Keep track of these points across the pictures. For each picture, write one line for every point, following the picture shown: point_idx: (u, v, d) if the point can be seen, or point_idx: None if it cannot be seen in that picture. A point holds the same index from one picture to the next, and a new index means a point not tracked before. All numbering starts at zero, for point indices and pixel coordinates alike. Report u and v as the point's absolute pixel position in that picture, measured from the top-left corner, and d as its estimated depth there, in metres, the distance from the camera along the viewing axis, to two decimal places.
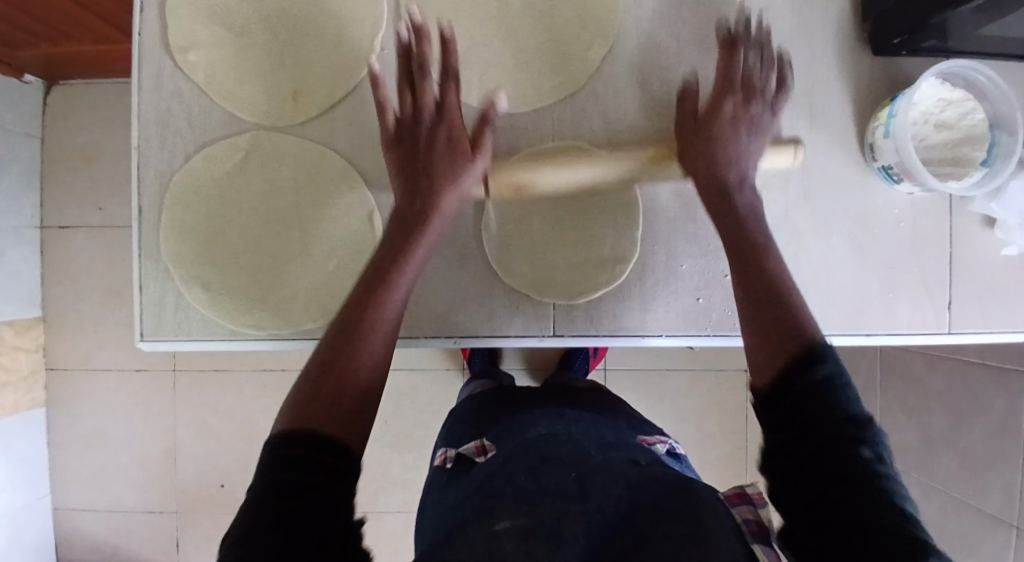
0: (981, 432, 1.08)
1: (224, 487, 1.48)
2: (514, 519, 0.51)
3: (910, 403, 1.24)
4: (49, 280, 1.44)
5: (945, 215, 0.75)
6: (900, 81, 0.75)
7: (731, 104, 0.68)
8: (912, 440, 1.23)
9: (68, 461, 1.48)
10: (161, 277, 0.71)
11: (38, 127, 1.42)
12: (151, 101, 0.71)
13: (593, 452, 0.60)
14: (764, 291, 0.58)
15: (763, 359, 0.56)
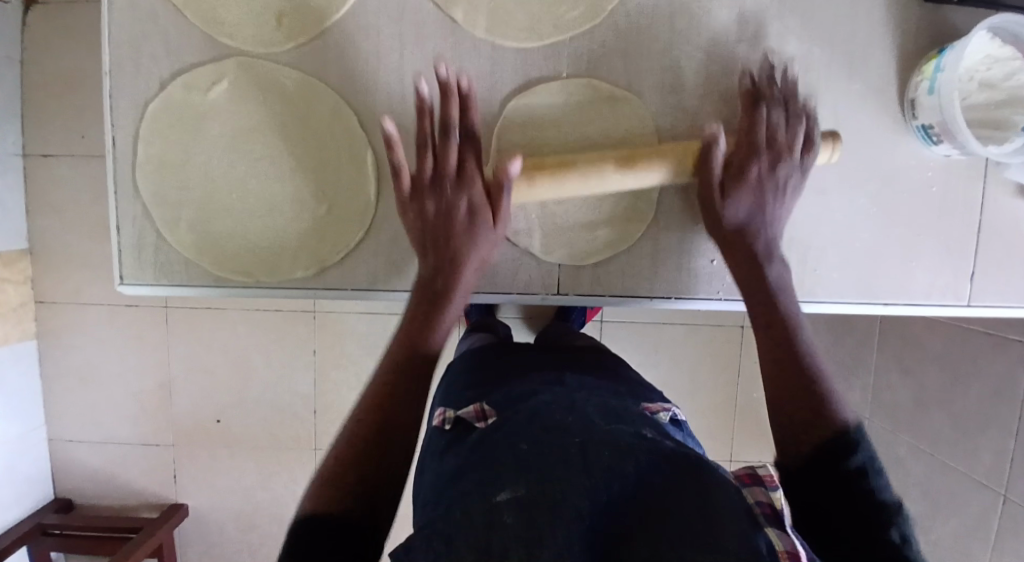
0: (976, 398, 1.07)
1: (219, 424, 1.48)
2: (515, 490, 0.50)
3: (906, 364, 1.22)
4: (33, 210, 1.39)
5: (978, 180, 0.70)
6: (949, 30, 0.68)
7: (758, 170, 0.63)
8: (904, 400, 1.22)
9: (62, 394, 1.47)
10: (140, 216, 0.66)
11: (16, 48, 1.32)
12: (122, 19, 0.64)
13: (597, 422, 0.59)
14: (795, 368, 0.58)
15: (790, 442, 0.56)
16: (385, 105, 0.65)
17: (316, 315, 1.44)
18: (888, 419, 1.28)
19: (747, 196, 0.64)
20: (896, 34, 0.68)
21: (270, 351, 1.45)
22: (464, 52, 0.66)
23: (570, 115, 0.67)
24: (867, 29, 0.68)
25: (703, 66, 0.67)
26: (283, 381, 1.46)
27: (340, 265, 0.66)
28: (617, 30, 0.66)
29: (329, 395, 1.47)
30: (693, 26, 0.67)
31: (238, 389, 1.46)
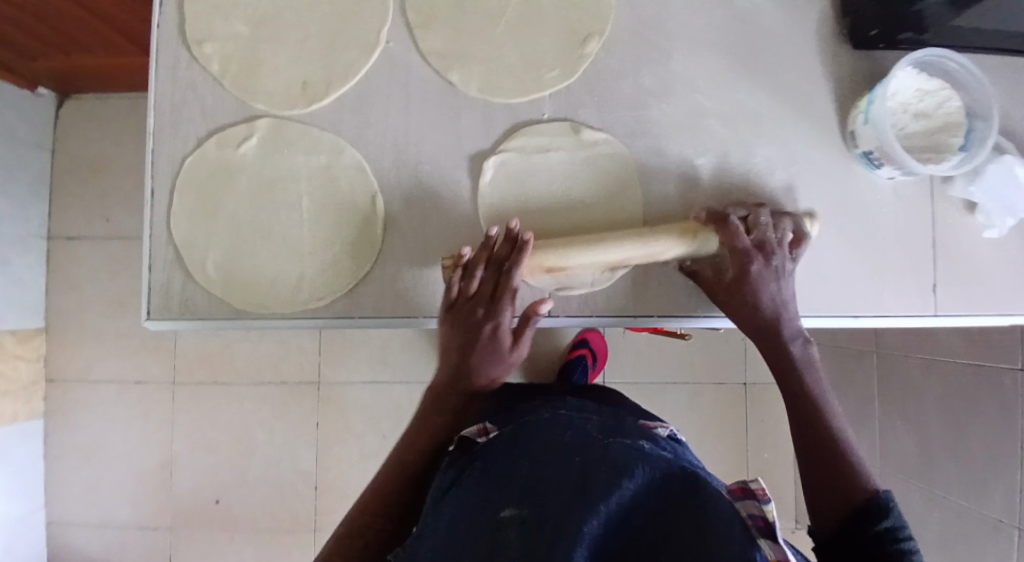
0: (977, 435, 1.06)
1: (219, 503, 1.47)
2: (519, 509, 0.53)
3: (907, 411, 1.23)
4: (53, 290, 1.46)
5: (926, 200, 0.78)
6: (880, 72, 0.78)
7: (759, 264, 0.68)
8: (908, 447, 1.22)
9: (65, 473, 1.47)
10: (170, 257, 0.73)
11: (50, 140, 1.46)
12: (166, 90, 0.74)
13: (595, 438, 0.62)
14: (823, 454, 0.62)
15: (816, 493, 0.61)
16: (393, 154, 0.75)
17: (320, 387, 1.48)
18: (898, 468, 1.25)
19: (759, 292, 0.68)
20: (835, 81, 0.78)
21: (274, 424, 1.47)
22: (460, 106, 0.75)
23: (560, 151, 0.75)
24: (808, 78, 0.78)
25: (666, 110, 0.76)
26: (285, 456, 1.47)
27: (348, 294, 0.73)
28: (591, 84, 0.76)
29: (332, 472, 1.47)
30: (656, 79, 0.77)
31: (240, 465, 1.47)
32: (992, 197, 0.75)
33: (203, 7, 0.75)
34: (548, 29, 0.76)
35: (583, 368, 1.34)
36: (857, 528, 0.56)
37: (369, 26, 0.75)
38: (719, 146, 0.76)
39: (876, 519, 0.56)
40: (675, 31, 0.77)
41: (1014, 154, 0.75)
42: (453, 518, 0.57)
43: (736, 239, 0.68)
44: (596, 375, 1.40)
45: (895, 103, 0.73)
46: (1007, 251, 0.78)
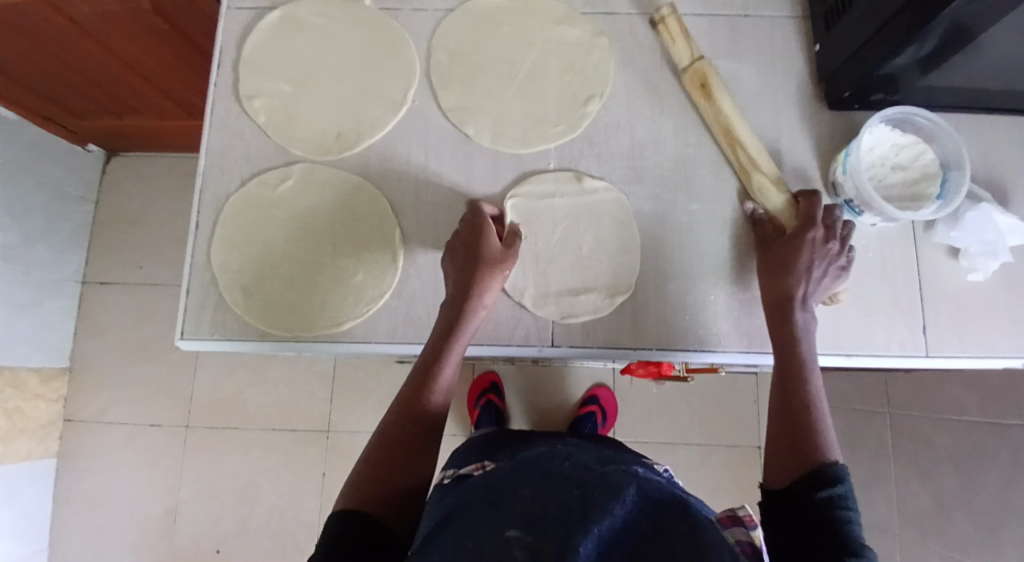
0: (992, 488, 1.04)
1: (219, 554, 1.45)
2: (523, 529, 0.54)
3: (920, 467, 1.19)
4: (81, 333, 1.53)
5: (910, 246, 0.82)
6: (855, 132, 0.86)
7: (812, 234, 0.75)
8: (923, 505, 1.17)
9: (69, 518, 1.47)
10: (206, 282, 0.81)
11: (94, 193, 1.58)
12: (217, 137, 0.84)
13: (593, 466, 0.63)
14: (792, 420, 0.68)
15: (779, 457, 0.67)
16: (412, 196, 0.83)
17: (329, 436, 1.49)
18: (914, 529, 1.20)
19: (802, 258, 0.74)
20: (815, 139, 0.85)
21: (280, 473, 1.47)
22: (475, 155, 0.84)
23: (565, 197, 0.83)
24: (790, 135, 0.86)
25: (659, 162, 0.85)
26: (289, 506, 1.46)
27: (362, 319, 0.79)
28: (592, 139, 0.85)
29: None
30: (650, 136, 0.85)
31: (243, 514, 1.46)
32: (972, 241, 0.79)
33: (253, 69, 0.86)
34: (554, 92, 0.86)
35: (592, 426, 1.37)
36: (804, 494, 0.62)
37: (396, 87, 0.86)
38: (709, 195, 0.84)
39: (822, 488, 0.61)
40: (667, 96, 0.87)
41: (989, 201, 0.79)
42: (455, 533, 0.57)
43: (813, 207, 0.76)
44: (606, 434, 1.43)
45: (872, 156, 0.79)
46: (994, 294, 0.81)
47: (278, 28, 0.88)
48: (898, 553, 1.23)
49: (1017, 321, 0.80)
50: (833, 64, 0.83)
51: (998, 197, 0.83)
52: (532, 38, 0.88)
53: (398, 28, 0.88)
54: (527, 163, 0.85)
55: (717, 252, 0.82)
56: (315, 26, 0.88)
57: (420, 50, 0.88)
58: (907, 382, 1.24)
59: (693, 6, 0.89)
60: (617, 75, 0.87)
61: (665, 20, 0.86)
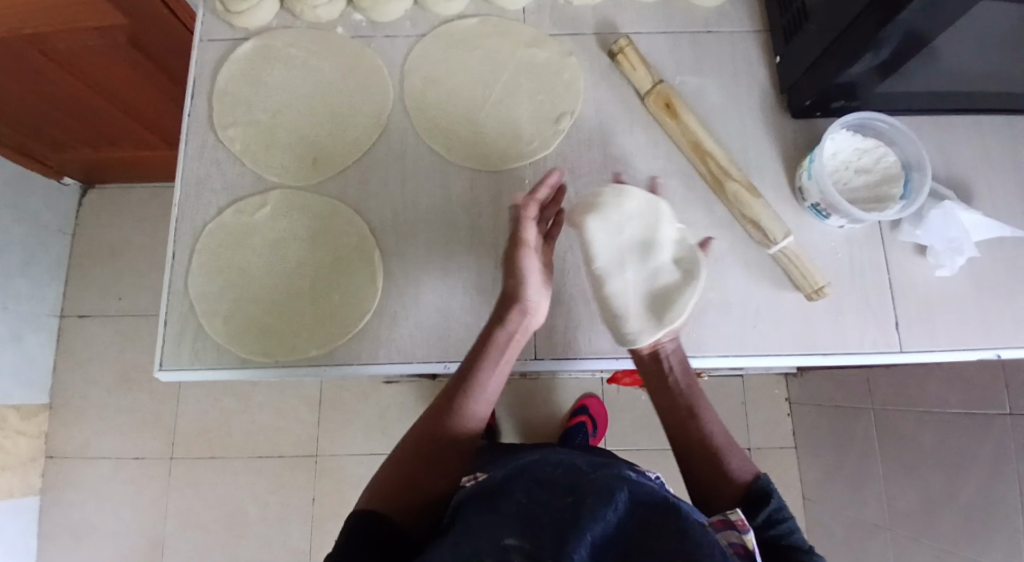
0: (975, 481, 1.05)
1: None
2: (520, 539, 0.55)
3: (908, 463, 1.20)
4: (61, 367, 1.51)
5: (878, 246, 0.84)
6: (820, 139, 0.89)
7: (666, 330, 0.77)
8: (912, 502, 1.18)
9: (53, 558, 1.43)
10: (184, 312, 0.80)
11: (70, 226, 1.56)
12: (193, 167, 0.85)
13: (584, 469, 0.63)
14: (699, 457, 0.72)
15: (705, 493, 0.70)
16: (391, 218, 0.84)
17: (317, 460, 1.48)
18: (905, 526, 1.20)
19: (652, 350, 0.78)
20: (782, 147, 0.88)
21: (270, 501, 1.46)
22: (452, 174, 0.85)
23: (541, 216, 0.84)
24: (758, 144, 0.88)
25: (633, 174, 0.86)
26: (279, 534, 1.44)
27: (344, 342, 0.79)
28: (566, 155, 0.87)
29: (326, 550, 1.43)
30: (622, 149, 0.87)
31: (233, 544, 1.44)
32: (937, 239, 0.81)
33: (227, 99, 0.87)
34: (526, 111, 0.88)
35: (583, 436, 1.36)
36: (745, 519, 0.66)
37: (371, 111, 0.87)
38: (682, 205, 0.85)
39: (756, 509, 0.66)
40: (638, 111, 0.89)
41: (952, 199, 0.82)
42: (455, 541, 0.57)
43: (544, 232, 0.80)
44: (598, 444, 1.43)
45: (836, 161, 0.81)
46: (962, 289, 0.83)
47: (252, 58, 0.88)
48: (891, 550, 1.24)
49: (985, 314, 0.82)
50: (794, 74, 0.86)
51: (962, 195, 0.86)
52: (503, 59, 0.90)
53: (371, 54, 0.89)
54: (503, 179, 0.86)
55: None
56: (289, 55, 0.89)
57: (394, 75, 0.89)
58: (890, 380, 1.26)
59: (659, 23, 0.92)
60: (588, 92, 0.89)
61: (623, 51, 0.87)
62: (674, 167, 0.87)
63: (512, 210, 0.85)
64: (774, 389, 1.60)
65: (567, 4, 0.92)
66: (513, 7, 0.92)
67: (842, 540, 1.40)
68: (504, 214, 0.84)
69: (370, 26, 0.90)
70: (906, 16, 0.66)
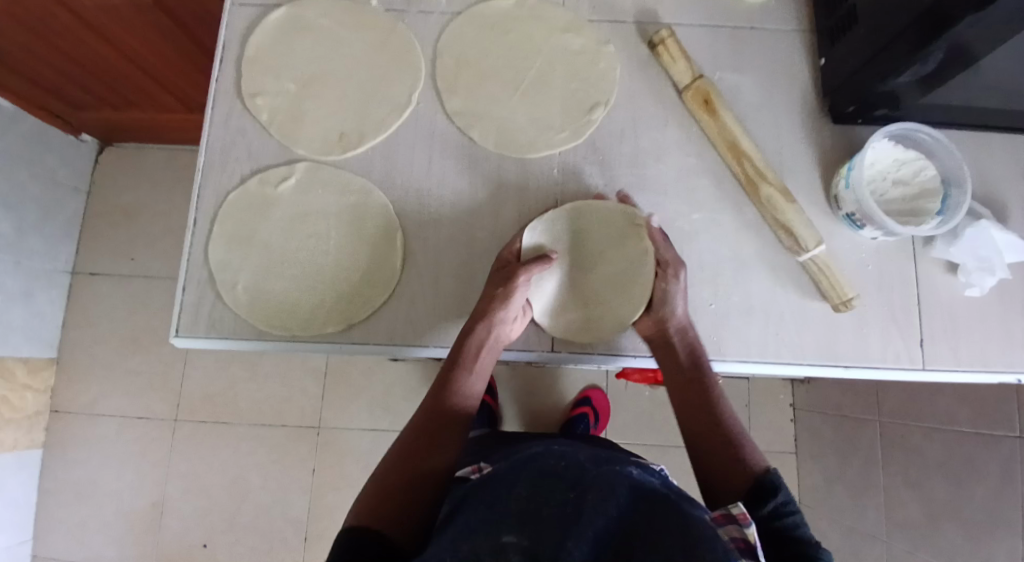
0: (981, 499, 1.04)
1: (206, 550, 1.44)
2: (519, 535, 0.56)
3: (911, 478, 1.19)
4: (70, 323, 1.52)
5: (908, 260, 0.83)
6: (856, 146, 0.87)
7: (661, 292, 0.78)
8: (913, 516, 1.18)
9: (54, 511, 1.45)
10: (202, 280, 0.80)
11: (86, 183, 1.56)
12: (218, 133, 0.84)
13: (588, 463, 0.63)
14: (712, 444, 0.71)
15: (716, 485, 0.69)
16: (414, 198, 0.83)
17: (319, 433, 1.48)
18: (903, 539, 1.20)
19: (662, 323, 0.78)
20: (818, 152, 0.86)
21: (270, 469, 1.46)
22: (479, 158, 0.84)
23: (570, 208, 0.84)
24: (792, 147, 0.86)
25: (662, 171, 0.85)
26: (278, 502, 1.45)
27: (361, 320, 0.79)
28: (595, 145, 0.85)
29: (323, 521, 1.44)
30: (654, 144, 0.86)
31: (231, 510, 1.45)
32: (969, 257, 0.80)
33: (257, 66, 0.85)
34: (558, 98, 0.86)
35: (585, 427, 1.36)
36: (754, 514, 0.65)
37: (401, 88, 0.86)
38: (710, 205, 0.84)
39: (766, 501, 0.65)
40: (672, 105, 0.87)
41: (989, 218, 0.80)
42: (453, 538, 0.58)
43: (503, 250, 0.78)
44: (599, 435, 1.42)
45: (874, 171, 0.79)
46: (990, 310, 0.81)
47: (283, 25, 0.87)
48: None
49: (1011, 337, 0.81)
50: (836, 78, 0.84)
51: (997, 213, 0.84)
52: (537, 42, 0.88)
53: (404, 29, 0.87)
54: (530, 166, 0.84)
55: (717, 261, 0.82)
56: (321, 24, 0.87)
57: (426, 53, 0.88)
58: (899, 393, 1.25)
59: (699, 16, 0.90)
60: (622, 82, 0.87)
61: (664, 42, 0.85)
62: (705, 165, 0.85)
63: (538, 198, 0.83)
64: (780, 394, 1.59)
65: None
66: None
67: (837, 547, 1.41)
68: (530, 202, 0.83)
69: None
70: (958, 31, 0.64)
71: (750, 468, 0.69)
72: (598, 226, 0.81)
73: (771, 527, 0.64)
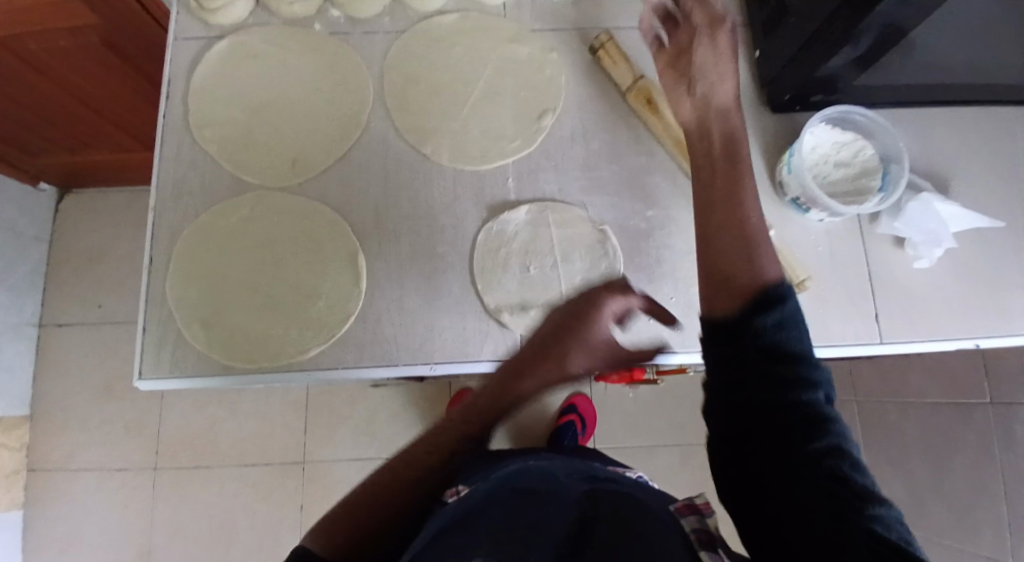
0: (962, 468, 1.06)
1: None
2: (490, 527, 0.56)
3: (892, 454, 1.21)
4: (41, 378, 1.48)
5: (857, 239, 0.85)
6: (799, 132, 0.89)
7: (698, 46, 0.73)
8: (898, 492, 1.19)
9: None
10: (164, 319, 0.79)
11: (47, 233, 1.53)
12: (171, 169, 0.83)
13: (560, 477, 0.65)
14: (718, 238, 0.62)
15: (715, 281, 0.60)
16: (374, 218, 0.83)
17: (305, 466, 1.46)
18: None
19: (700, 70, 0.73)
20: (763, 141, 0.88)
21: (257, 508, 1.44)
22: (434, 173, 0.85)
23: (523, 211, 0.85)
24: None
25: (615, 172, 0.86)
26: (268, 542, 1.42)
27: (327, 344, 0.78)
28: (548, 152, 0.87)
29: None
30: (604, 145, 0.87)
31: (222, 553, 1.42)
32: (914, 230, 0.82)
33: (204, 100, 0.86)
34: (507, 109, 0.88)
35: (572, 434, 1.36)
36: (750, 323, 0.55)
37: (351, 110, 0.86)
38: (666, 201, 0.86)
39: (768, 310, 0.55)
40: (619, 107, 0.89)
41: (929, 191, 0.83)
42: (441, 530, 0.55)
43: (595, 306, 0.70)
44: (587, 442, 1.43)
45: (815, 156, 0.82)
46: (942, 279, 0.84)
47: (229, 58, 0.87)
48: None
49: (964, 304, 0.83)
50: (773, 68, 0.86)
51: (940, 186, 0.87)
52: (482, 55, 0.90)
53: (350, 52, 0.88)
54: (485, 178, 0.85)
55: (676, 255, 0.84)
56: (267, 54, 0.88)
57: (374, 74, 0.89)
58: (872, 371, 1.28)
59: (638, 19, 0.92)
60: (569, 87, 0.89)
61: (604, 46, 0.88)
62: (656, 163, 0.87)
63: (496, 208, 0.84)
64: None
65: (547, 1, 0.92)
66: (492, 3, 0.92)
67: None
68: (489, 213, 0.84)
69: (348, 24, 0.90)
70: (884, 8, 0.66)
71: (759, 274, 0.59)
72: (556, 229, 0.83)
73: (764, 339, 0.54)
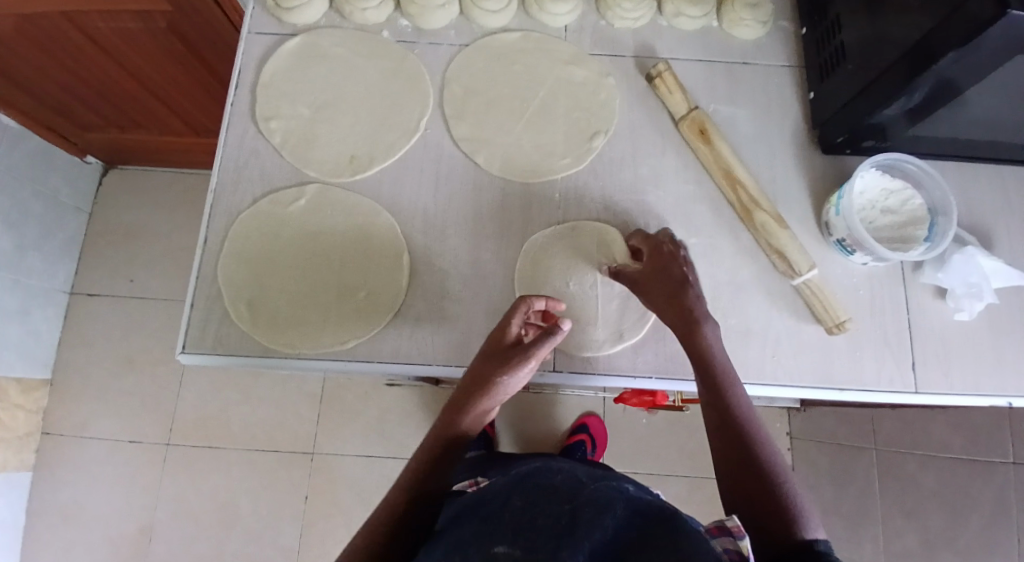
0: (978, 525, 1.03)
1: None
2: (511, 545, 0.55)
3: (907, 507, 1.18)
4: (65, 343, 1.52)
5: (898, 285, 0.86)
6: (846, 176, 0.90)
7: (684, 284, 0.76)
8: (911, 544, 1.16)
9: (40, 537, 1.42)
10: (212, 296, 0.81)
11: (89, 203, 1.57)
12: (233, 154, 0.86)
13: (585, 481, 0.62)
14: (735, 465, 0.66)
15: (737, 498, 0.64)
16: (421, 220, 0.85)
17: (313, 457, 1.47)
18: None
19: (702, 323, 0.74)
20: (809, 182, 0.89)
21: (262, 495, 1.45)
22: (484, 182, 0.87)
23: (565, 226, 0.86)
24: (783, 175, 0.90)
25: (662, 198, 0.88)
26: (268, 530, 1.43)
27: (365, 338, 0.80)
28: (597, 172, 0.89)
29: (314, 549, 1.42)
30: (653, 170, 0.89)
31: (221, 536, 1.43)
32: (957, 281, 0.83)
33: (272, 93, 0.89)
34: (560, 127, 0.90)
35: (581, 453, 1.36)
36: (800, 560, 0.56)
37: (410, 114, 0.89)
38: (709, 231, 0.87)
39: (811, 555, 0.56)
40: (670, 136, 0.91)
41: (975, 245, 0.83)
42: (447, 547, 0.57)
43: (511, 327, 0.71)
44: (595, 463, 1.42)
45: (864, 200, 0.83)
46: (978, 333, 0.84)
47: (298, 54, 0.90)
48: None
49: (999, 362, 0.83)
50: (827, 110, 0.88)
51: (983, 241, 0.88)
52: (542, 74, 0.92)
53: (415, 59, 0.91)
54: (533, 192, 0.87)
55: (716, 284, 0.85)
56: (334, 54, 0.91)
57: (435, 82, 0.91)
58: (894, 422, 1.26)
59: (695, 52, 0.94)
60: (622, 112, 0.91)
61: (661, 75, 0.90)
62: (701, 192, 0.88)
63: (541, 222, 0.86)
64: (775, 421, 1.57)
65: (609, 27, 0.95)
66: (554, 24, 0.94)
67: None
68: (535, 226, 0.86)
69: (415, 32, 0.93)
70: (941, 65, 0.67)
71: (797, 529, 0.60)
72: (599, 247, 0.85)
73: None
